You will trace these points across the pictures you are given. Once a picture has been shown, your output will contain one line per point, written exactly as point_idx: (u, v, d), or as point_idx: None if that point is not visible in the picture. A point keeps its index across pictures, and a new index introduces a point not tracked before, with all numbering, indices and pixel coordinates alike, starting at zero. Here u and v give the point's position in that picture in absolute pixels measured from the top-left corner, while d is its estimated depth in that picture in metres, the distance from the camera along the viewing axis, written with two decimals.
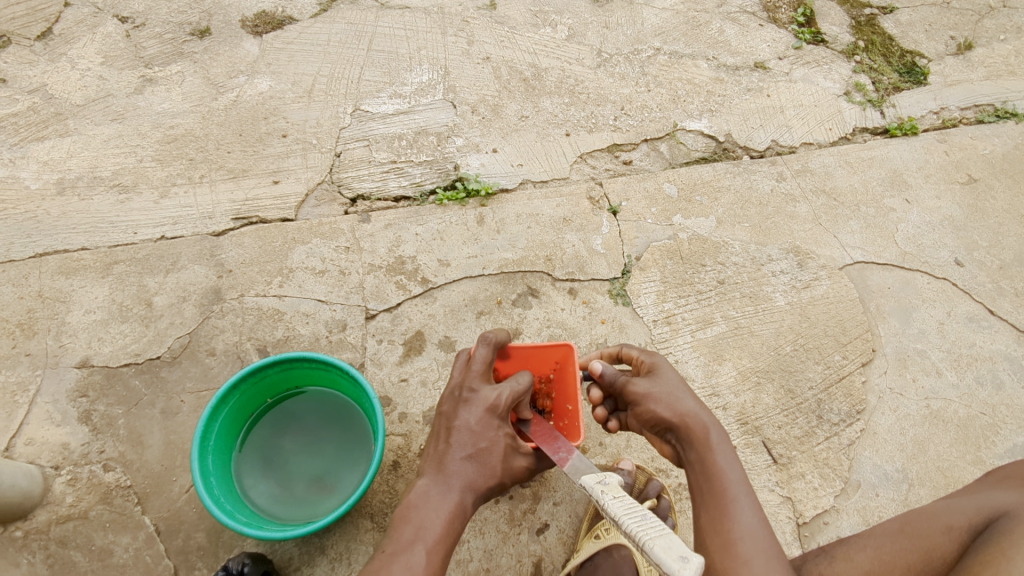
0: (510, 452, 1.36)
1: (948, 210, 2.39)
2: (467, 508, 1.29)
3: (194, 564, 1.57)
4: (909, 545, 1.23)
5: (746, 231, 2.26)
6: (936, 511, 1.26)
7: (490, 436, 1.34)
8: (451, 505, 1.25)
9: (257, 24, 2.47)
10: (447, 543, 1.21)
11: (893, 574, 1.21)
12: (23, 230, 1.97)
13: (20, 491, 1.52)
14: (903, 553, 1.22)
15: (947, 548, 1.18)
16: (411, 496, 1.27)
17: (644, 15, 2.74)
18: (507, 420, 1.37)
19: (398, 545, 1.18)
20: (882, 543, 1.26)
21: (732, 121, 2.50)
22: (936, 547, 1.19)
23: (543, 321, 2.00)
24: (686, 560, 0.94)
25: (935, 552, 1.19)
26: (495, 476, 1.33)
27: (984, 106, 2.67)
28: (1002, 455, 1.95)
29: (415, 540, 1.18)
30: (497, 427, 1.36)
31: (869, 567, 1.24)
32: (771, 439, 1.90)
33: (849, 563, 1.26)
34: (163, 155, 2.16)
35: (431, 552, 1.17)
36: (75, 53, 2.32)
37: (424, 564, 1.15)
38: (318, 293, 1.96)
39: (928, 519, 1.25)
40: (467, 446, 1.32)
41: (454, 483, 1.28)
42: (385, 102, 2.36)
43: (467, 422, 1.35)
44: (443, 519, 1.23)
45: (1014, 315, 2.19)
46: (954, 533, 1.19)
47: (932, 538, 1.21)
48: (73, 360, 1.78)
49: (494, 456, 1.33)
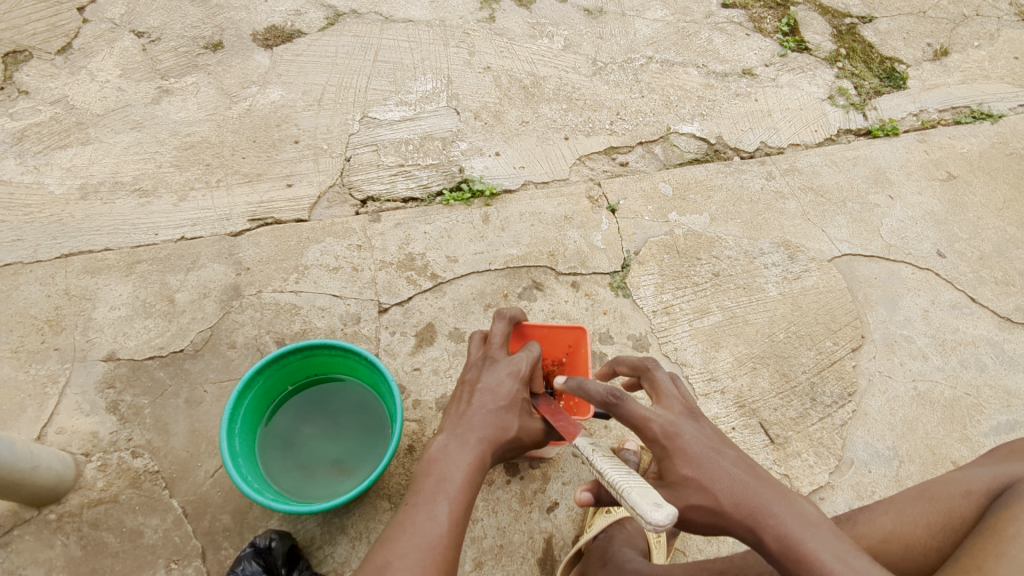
0: (527, 414, 1.44)
1: (929, 205, 2.51)
2: (487, 462, 1.34)
3: (220, 544, 1.64)
4: (929, 507, 1.30)
5: (738, 226, 2.37)
6: (956, 480, 1.32)
7: (506, 397, 1.43)
8: (473, 457, 1.30)
9: (268, 37, 2.59)
10: (468, 494, 1.25)
11: (913, 533, 1.29)
12: (49, 233, 2.06)
13: (56, 475, 1.60)
14: (924, 515, 1.30)
15: (966, 510, 1.25)
16: (433, 451, 1.31)
17: (636, 26, 2.88)
18: (524, 385, 1.47)
19: (423, 497, 1.22)
20: (904, 508, 1.33)
21: (722, 124, 2.62)
22: (955, 510, 1.26)
23: (548, 312, 2.09)
24: (656, 506, 1.02)
25: (954, 514, 1.26)
26: (512, 433, 1.39)
27: (961, 108, 2.81)
28: (987, 433, 2.05)
29: (438, 491, 1.23)
30: (512, 389, 1.45)
31: (890, 529, 1.31)
32: (768, 421, 2.00)
33: (871, 525, 1.34)
34: (182, 160, 2.26)
35: (453, 500, 1.22)
36: (94, 66, 2.43)
37: (447, 513, 1.19)
38: (333, 289, 2.05)
39: (948, 485, 1.32)
40: (486, 406, 1.40)
41: (473, 438, 1.33)
42: (392, 109, 2.48)
43: (484, 384, 1.44)
44: (464, 470, 1.27)
45: (995, 302, 2.31)
46: (972, 497, 1.26)
47: (952, 501, 1.28)
48: (100, 354, 1.87)
49: (510, 415, 1.41)
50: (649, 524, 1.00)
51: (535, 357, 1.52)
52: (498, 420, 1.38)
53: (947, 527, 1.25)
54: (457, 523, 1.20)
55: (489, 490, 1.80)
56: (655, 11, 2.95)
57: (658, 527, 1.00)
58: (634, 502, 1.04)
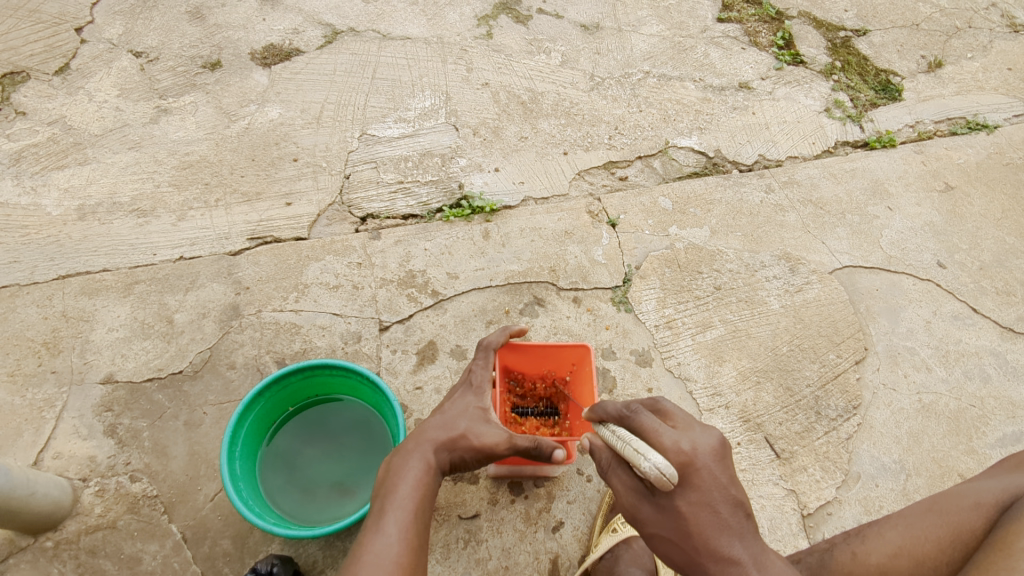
0: (479, 418, 1.40)
1: (928, 216, 2.52)
2: (437, 467, 1.31)
3: (220, 570, 1.61)
4: (938, 521, 1.26)
5: (739, 239, 2.37)
6: (964, 491, 1.28)
7: (457, 407, 1.42)
8: (416, 462, 1.28)
9: (266, 56, 2.59)
10: (414, 497, 1.22)
11: (923, 548, 1.24)
12: (46, 254, 2.05)
13: (53, 501, 1.58)
14: (935, 529, 1.25)
15: (975, 523, 1.20)
16: (383, 471, 1.31)
17: (632, 41, 2.89)
18: (477, 394, 1.45)
19: (373, 515, 1.21)
20: (913, 521, 1.29)
21: (720, 138, 2.63)
22: (964, 524, 1.21)
23: (550, 328, 2.08)
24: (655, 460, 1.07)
25: (963, 528, 1.21)
26: (460, 431, 1.36)
27: (957, 119, 2.83)
28: (993, 444, 2.04)
29: (385, 504, 1.21)
30: (461, 399, 1.45)
31: (900, 543, 1.27)
32: (773, 435, 1.98)
33: (880, 541, 1.30)
34: (180, 180, 2.25)
35: (399, 511, 1.19)
36: (92, 86, 2.42)
37: (395, 525, 1.17)
38: (333, 307, 2.03)
39: (958, 498, 1.27)
40: (432, 419, 1.40)
41: (416, 445, 1.32)
42: (391, 126, 2.48)
43: (440, 407, 1.46)
44: (406, 475, 1.25)
45: (996, 313, 2.30)
46: (982, 509, 1.21)
47: (960, 515, 1.23)
48: (98, 376, 1.85)
49: (458, 417, 1.39)
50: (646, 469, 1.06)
51: (482, 364, 1.52)
52: (442, 424, 1.37)
53: (956, 542, 1.21)
54: (406, 532, 1.17)
55: (493, 509, 1.78)
56: (651, 26, 2.97)
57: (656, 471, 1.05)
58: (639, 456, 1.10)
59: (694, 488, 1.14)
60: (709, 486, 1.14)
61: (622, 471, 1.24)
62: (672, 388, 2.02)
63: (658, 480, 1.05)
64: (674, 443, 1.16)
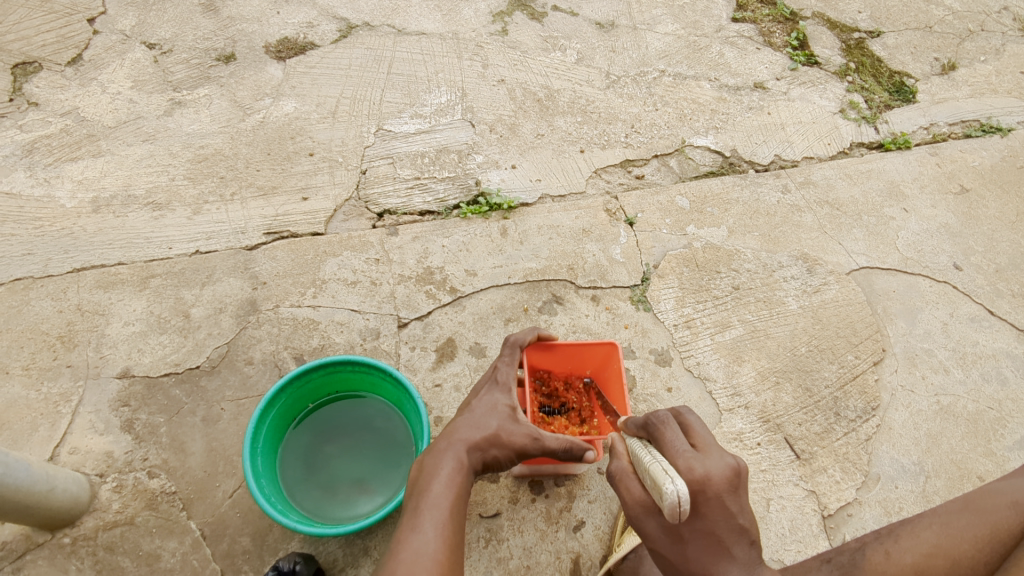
0: (510, 417, 1.38)
1: (944, 218, 2.52)
2: (469, 466, 1.29)
3: (240, 567, 1.59)
4: (975, 520, 1.24)
5: (756, 239, 2.36)
6: (999, 490, 1.29)
7: (485, 404, 1.41)
8: (449, 461, 1.27)
9: (280, 49, 2.57)
10: (449, 495, 1.21)
11: (960, 548, 1.23)
12: (61, 247, 2.02)
13: (71, 497, 1.56)
14: (972, 528, 1.24)
15: (1015, 521, 1.20)
16: (415, 471, 1.29)
17: (647, 39, 2.88)
18: (506, 391, 1.44)
19: (408, 514, 1.19)
20: (947, 521, 1.28)
21: (736, 137, 2.62)
22: (1002, 523, 1.21)
23: (569, 326, 2.06)
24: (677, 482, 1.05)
25: (1001, 527, 1.21)
26: (492, 430, 1.35)
27: (971, 121, 2.83)
28: (1011, 447, 2.03)
29: (419, 503, 1.20)
30: (489, 396, 1.43)
31: (936, 543, 1.25)
32: (793, 436, 1.97)
33: (915, 540, 1.27)
34: (195, 173, 2.23)
35: (435, 509, 1.18)
36: (105, 78, 2.40)
37: (431, 524, 1.16)
38: (351, 303, 2.01)
39: (992, 497, 1.27)
40: (461, 417, 1.38)
41: (448, 444, 1.30)
42: (407, 122, 2.46)
43: (467, 404, 1.44)
44: (440, 474, 1.24)
45: (1013, 315, 2.30)
46: (1020, 508, 1.22)
47: (997, 513, 1.23)
48: (114, 371, 1.83)
49: (487, 415, 1.38)
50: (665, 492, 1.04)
51: (509, 361, 1.50)
52: (473, 423, 1.35)
53: (995, 540, 1.20)
54: (443, 530, 1.16)
55: (514, 508, 1.76)
56: (666, 25, 2.96)
57: (671, 497, 1.03)
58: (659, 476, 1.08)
59: (704, 515, 1.16)
60: (714, 513, 1.16)
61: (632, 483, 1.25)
62: (691, 388, 2.01)
63: (671, 506, 1.03)
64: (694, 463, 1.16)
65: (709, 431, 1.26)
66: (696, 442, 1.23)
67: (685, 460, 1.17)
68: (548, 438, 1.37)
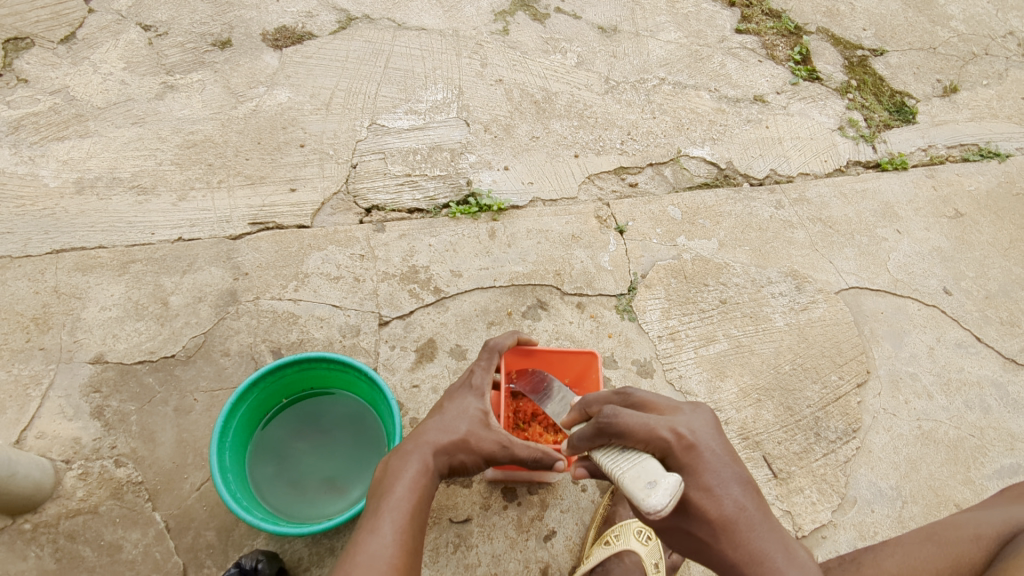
0: (480, 422, 1.35)
1: (937, 241, 2.50)
2: (435, 470, 1.27)
3: (203, 562, 1.57)
4: (939, 552, 1.25)
5: (746, 253, 2.34)
6: (966, 522, 1.28)
7: (457, 408, 1.37)
8: (414, 463, 1.24)
9: (278, 38, 2.54)
10: (411, 499, 1.19)
11: None
12: (41, 227, 2.00)
13: (34, 483, 1.53)
14: (931, 560, 1.25)
15: (974, 553, 1.19)
16: (380, 471, 1.27)
17: (649, 46, 2.86)
18: (478, 396, 1.41)
19: (368, 515, 1.18)
20: (912, 552, 1.29)
21: (732, 149, 2.60)
22: (963, 555, 1.21)
23: (552, 333, 2.04)
24: (656, 486, 1.00)
25: (962, 559, 1.20)
26: (461, 435, 1.32)
27: (969, 145, 2.81)
28: (990, 476, 2.02)
29: (380, 507, 1.18)
30: (462, 400, 1.40)
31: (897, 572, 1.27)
32: (771, 454, 1.96)
33: (876, 568, 1.30)
34: (182, 159, 2.20)
35: (395, 514, 1.16)
36: (98, 58, 2.37)
37: (390, 528, 1.14)
38: (333, 299, 1.99)
39: (959, 528, 1.27)
40: (431, 419, 1.36)
41: (414, 446, 1.27)
42: (401, 118, 2.43)
43: (438, 406, 1.41)
44: (403, 476, 1.22)
45: (1000, 343, 2.29)
46: (982, 541, 1.21)
47: (960, 545, 1.23)
48: (87, 355, 1.81)
49: (458, 419, 1.35)
50: (646, 508, 0.98)
51: (485, 365, 1.46)
52: (442, 426, 1.32)
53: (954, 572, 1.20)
54: (402, 534, 1.14)
55: (485, 515, 1.74)
56: (669, 32, 2.93)
57: (657, 512, 0.98)
58: (631, 492, 1.02)
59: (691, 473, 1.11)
60: (696, 474, 1.10)
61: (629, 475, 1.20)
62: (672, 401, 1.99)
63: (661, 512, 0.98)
64: (664, 431, 1.14)
65: (664, 398, 1.25)
66: (652, 414, 1.21)
67: (662, 430, 1.14)
68: (518, 445, 1.34)
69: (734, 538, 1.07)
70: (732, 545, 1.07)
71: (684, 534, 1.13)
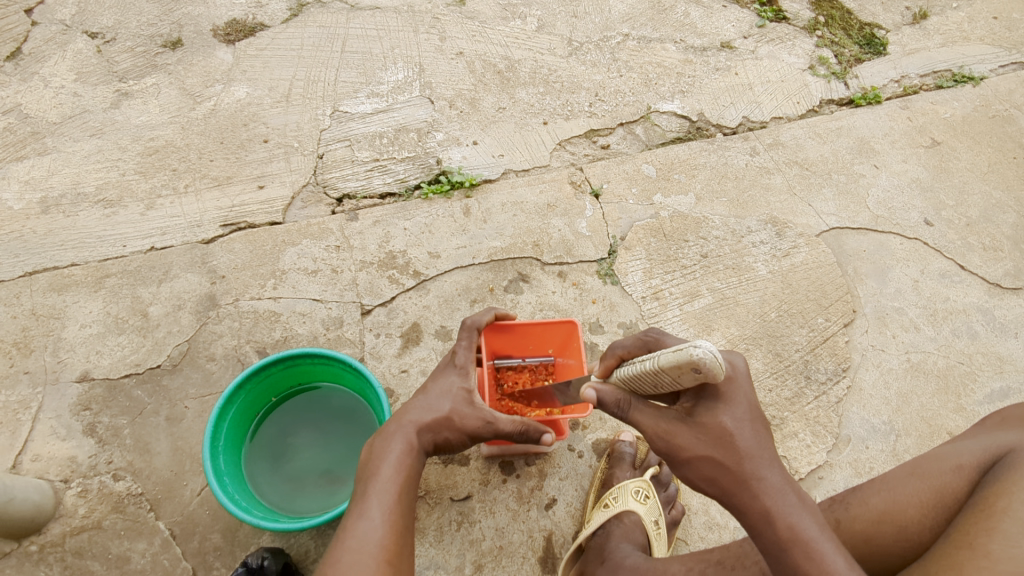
0: (463, 399, 1.35)
1: (915, 172, 2.48)
2: (420, 448, 1.28)
3: (212, 564, 1.60)
4: (922, 485, 1.27)
5: (724, 205, 2.32)
6: (946, 453, 1.29)
7: (440, 387, 1.38)
8: (398, 444, 1.25)
9: (229, 32, 2.47)
10: (397, 479, 1.21)
11: (906, 513, 1.27)
12: (11, 250, 1.98)
13: (34, 505, 1.54)
14: (914, 494, 1.27)
15: (956, 485, 1.22)
16: (366, 453, 1.28)
17: (610, 2, 2.79)
18: (460, 373, 1.40)
19: (356, 499, 1.19)
20: (896, 487, 1.31)
21: (703, 100, 2.56)
22: (946, 486, 1.23)
23: (536, 304, 2.04)
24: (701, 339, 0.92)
25: (945, 490, 1.23)
26: (445, 412, 1.32)
27: (942, 71, 2.77)
28: (981, 401, 2.04)
29: (368, 490, 1.19)
30: (445, 378, 1.40)
31: (883, 509, 1.30)
32: (763, 402, 1.97)
33: (865, 507, 1.32)
34: (146, 167, 2.17)
35: (383, 497, 1.17)
36: (47, 71, 2.32)
37: (379, 510, 1.15)
38: (313, 293, 1.98)
39: (940, 459, 1.28)
40: (415, 399, 1.36)
41: (397, 427, 1.28)
42: (363, 102, 2.39)
43: (422, 386, 1.41)
44: (388, 458, 1.23)
45: (983, 269, 2.29)
46: (963, 471, 1.23)
47: (942, 477, 1.25)
48: (73, 375, 1.81)
49: (441, 397, 1.35)
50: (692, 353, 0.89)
51: (467, 344, 1.45)
52: (424, 405, 1.33)
53: (939, 505, 1.23)
54: (390, 515, 1.15)
55: (485, 490, 1.76)
56: None
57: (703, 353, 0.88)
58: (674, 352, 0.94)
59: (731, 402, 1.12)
60: (735, 404, 1.13)
61: (646, 406, 1.20)
62: None
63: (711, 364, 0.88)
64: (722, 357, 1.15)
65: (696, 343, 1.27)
66: None
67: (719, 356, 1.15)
68: (502, 420, 1.34)
69: (763, 466, 1.09)
70: (762, 471, 1.09)
71: (709, 463, 1.12)
